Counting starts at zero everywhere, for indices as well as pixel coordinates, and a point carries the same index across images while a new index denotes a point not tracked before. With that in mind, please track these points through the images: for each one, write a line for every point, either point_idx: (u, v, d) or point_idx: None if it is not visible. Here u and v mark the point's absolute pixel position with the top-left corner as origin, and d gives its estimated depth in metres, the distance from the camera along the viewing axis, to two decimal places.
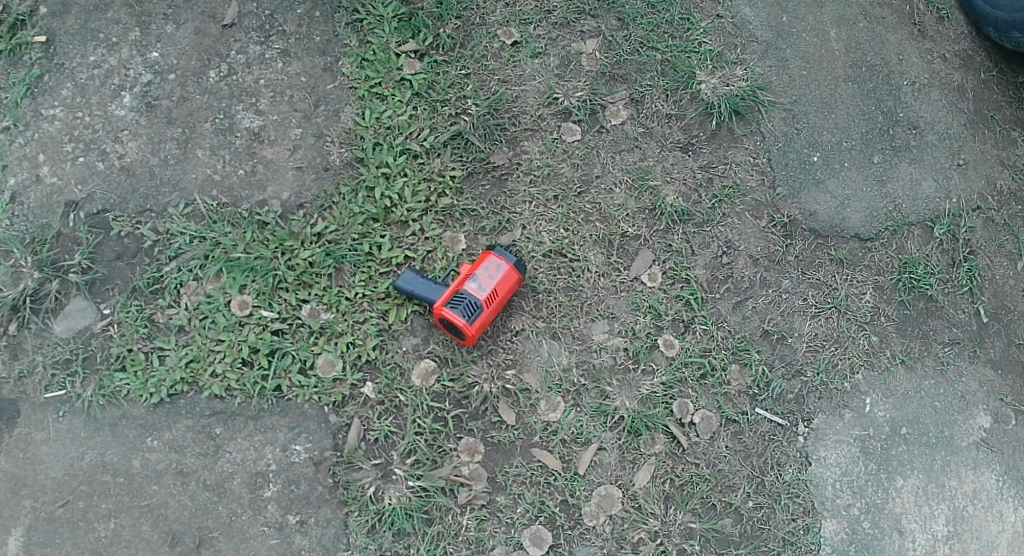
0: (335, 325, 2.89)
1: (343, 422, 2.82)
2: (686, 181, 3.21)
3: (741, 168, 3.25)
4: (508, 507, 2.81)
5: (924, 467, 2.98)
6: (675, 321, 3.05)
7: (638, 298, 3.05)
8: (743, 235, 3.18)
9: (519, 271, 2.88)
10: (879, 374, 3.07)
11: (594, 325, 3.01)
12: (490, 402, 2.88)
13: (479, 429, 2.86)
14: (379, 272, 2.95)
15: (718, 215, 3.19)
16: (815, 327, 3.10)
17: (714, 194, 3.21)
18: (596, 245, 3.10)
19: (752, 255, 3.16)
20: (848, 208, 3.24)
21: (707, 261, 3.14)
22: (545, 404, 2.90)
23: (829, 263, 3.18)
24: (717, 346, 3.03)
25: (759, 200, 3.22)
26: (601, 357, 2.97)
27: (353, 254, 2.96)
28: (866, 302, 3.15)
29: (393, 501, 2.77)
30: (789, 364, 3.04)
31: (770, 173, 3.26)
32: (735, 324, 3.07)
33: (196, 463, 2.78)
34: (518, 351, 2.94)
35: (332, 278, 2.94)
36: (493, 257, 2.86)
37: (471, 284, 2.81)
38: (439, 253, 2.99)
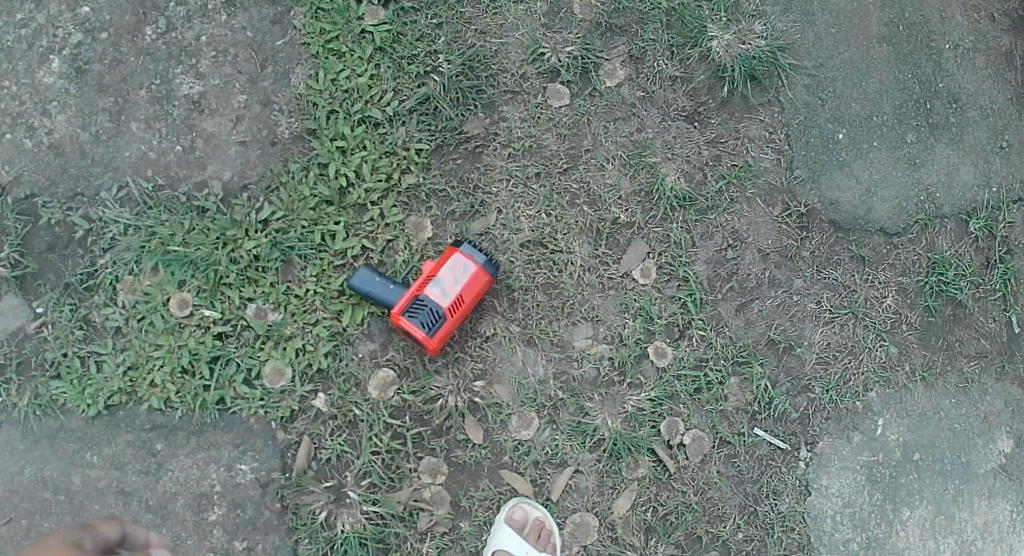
0: (283, 328, 2.60)
1: (291, 440, 2.58)
2: (691, 158, 2.82)
3: (753, 146, 2.86)
4: (472, 534, 2.59)
5: (935, 497, 2.77)
6: (669, 326, 2.75)
7: (626, 298, 2.72)
8: (752, 226, 2.84)
9: (490, 272, 2.56)
10: (894, 393, 2.81)
11: (577, 329, 2.69)
12: (454, 418, 2.60)
13: (441, 448, 2.60)
14: (333, 267, 2.63)
15: (725, 200, 2.83)
16: (827, 336, 2.81)
17: (722, 173, 2.84)
18: (581, 233, 2.73)
19: (762, 249, 2.83)
20: (874, 197, 2.87)
21: (709, 255, 2.81)
22: (517, 419, 2.63)
23: (848, 261, 2.85)
24: (715, 356, 2.75)
25: (774, 183, 2.86)
26: (582, 366, 2.68)
27: (304, 245, 2.63)
28: (888, 307, 2.84)
29: (346, 528, 2.55)
30: (795, 379, 2.78)
31: (787, 151, 2.87)
32: (736, 330, 2.79)
33: (137, 482, 2.56)
34: (489, 358, 2.64)
35: (280, 272, 2.63)
36: (458, 254, 2.54)
37: (432, 288, 2.51)
38: (401, 243, 2.65)
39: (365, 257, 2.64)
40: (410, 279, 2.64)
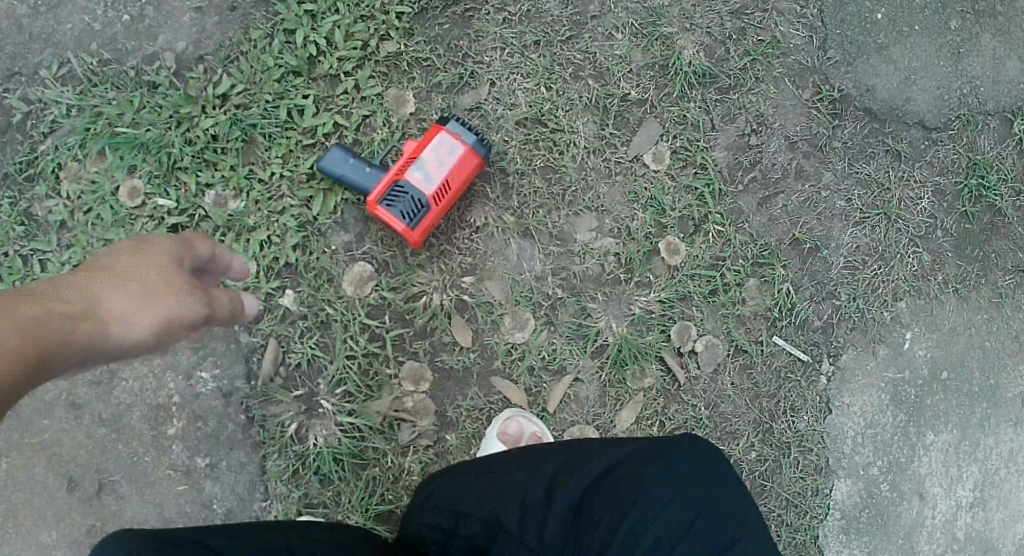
0: (246, 218, 2.28)
1: (256, 344, 2.26)
2: (712, 31, 2.49)
3: (782, 20, 2.52)
4: (460, 448, 2.31)
5: (960, 421, 2.51)
6: (683, 220, 2.44)
7: (635, 187, 2.41)
8: (779, 109, 2.50)
9: (480, 155, 2.18)
10: (925, 304, 2.52)
11: (579, 220, 2.38)
12: (440, 318, 2.30)
13: (425, 352, 2.30)
14: (302, 146, 2.31)
15: (749, 78, 2.50)
16: (857, 238, 2.50)
17: (747, 48, 2.50)
18: (586, 111, 2.40)
19: (789, 136, 2.50)
20: (913, 86, 2.54)
21: (730, 140, 2.48)
22: (511, 320, 2.33)
23: (882, 156, 2.52)
24: (734, 255, 2.45)
25: (804, 63, 2.52)
26: (584, 261, 2.37)
27: (269, 122, 2.30)
28: (923, 212, 2.52)
29: (319, 442, 2.27)
30: (820, 284, 2.48)
31: (820, 30, 2.53)
32: (759, 227, 2.47)
33: (88, 394, 2.26)
34: (479, 252, 2.32)
35: (241, 154, 2.30)
36: (445, 132, 2.17)
37: (413, 172, 2.14)
38: (380, 119, 2.32)
39: (338, 136, 2.32)
40: (390, 161, 2.32)
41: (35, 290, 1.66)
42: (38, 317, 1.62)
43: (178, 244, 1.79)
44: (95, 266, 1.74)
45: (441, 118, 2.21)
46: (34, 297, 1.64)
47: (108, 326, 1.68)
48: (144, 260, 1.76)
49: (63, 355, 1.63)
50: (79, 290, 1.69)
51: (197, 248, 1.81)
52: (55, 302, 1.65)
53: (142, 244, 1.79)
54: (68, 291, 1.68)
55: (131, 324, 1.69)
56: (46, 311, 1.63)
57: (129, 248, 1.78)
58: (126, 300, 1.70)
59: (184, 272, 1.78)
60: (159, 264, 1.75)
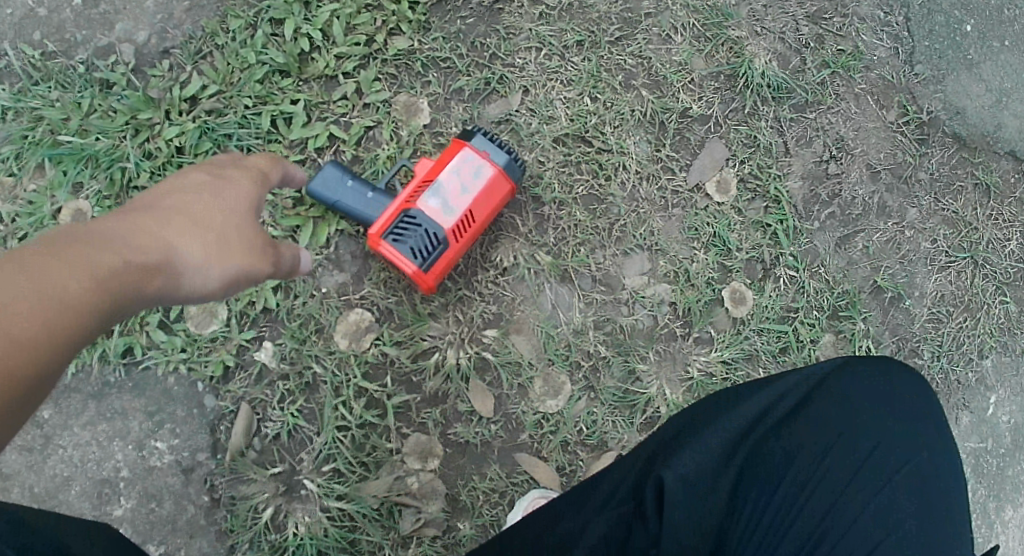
0: None
1: (224, 409, 1.81)
2: (787, 36, 2.07)
3: (864, 27, 2.10)
4: (475, 541, 1.82)
5: None
6: (750, 263, 2.00)
7: (697, 221, 1.96)
8: (862, 133, 2.07)
9: (511, 179, 1.73)
10: (1011, 363, 2.07)
11: (628, 261, 1.92)
12: (455, 380, 1.84)
13: (435, 422, 1.83)
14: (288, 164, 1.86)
15: (830, 94, 2.07)
16: (941, 285, 2.06)
17: (825, 58, 2.08)
18: (638, 127, 1.96)
19: (872, 164, 2.06)
20: (1006, 110, 2.11)
21: (806, 167, 2.05)
22: (542, 383, 1.86)
23: (972, 192, 2.08)
24: (807, 305, 2.00)
25: (888, 78, 2.09)
26: (633, 311, 1.91)
27: (249, 134, 1.86)
28: (1012, 256, 2.08)
29: (300, 531, 1.79)
30: (902, 339, 2.03)
31: (907, 42, 2.10)
32: (836, 272, 2.03)
33: (15, 464, 1.78)
34: (505, 299, 1.87)
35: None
36: (470, 150, 1.71)
37: (429, 200, 1.69)
38: (386, 131, 1.87)
39: (335, 152, 1.87)
40: (398, 184, 1.86)
41: (87, 228, 1.35)
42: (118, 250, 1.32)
43: (245, 176, 1.55)
44: (145, 204, 1.46)
45: (464, 129, 1.75)
46: (90, 234, 1.34)
47: (182, 264, 1.40)
48: (214, 194, 1.49)
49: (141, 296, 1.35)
50: (143, 225, 1.39)
51: (269, 178, 1.60)
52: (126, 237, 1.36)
53: (196, 179, 1.52)
54: (128, 228, 1.38)
55: (209, 264, 1.43)
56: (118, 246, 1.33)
57: (180, 186, 1.50)
58: (199, 242, 1.43)
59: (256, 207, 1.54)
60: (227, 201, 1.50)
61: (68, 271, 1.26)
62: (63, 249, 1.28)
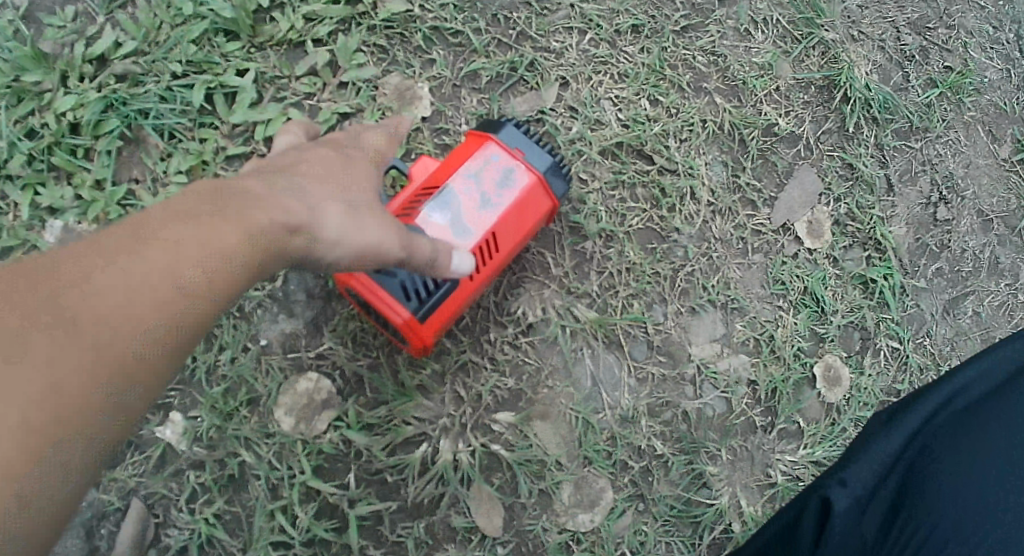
0: None
1: (110, 507, 1.25)
2: (886, 46, 1.57)
3: (972, 42, 1.60)
4: None
5: None
6: (847, 330, 1.47)
7: (785, 272, 1.44)
8: (973, 170, 1.57)
9: (549, 194, 1.22)
10: None
11: (695, 322, 1.40)
12: (451, 483, 1.29)
13: (418, 541, 1.28)
14: (229, 157, 1.32)
15: (935, 122, 1.56)
16: None
17: (930, 78, 1.58)
18: (711, 143, 1.45)
19: (981, 211, 1.56)
20: None
21: (912, 210, 1.54)
22: (573, 491, 1.32)
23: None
24: (916, 390, 1.48)
25: (999, 106, 1.60)
26: (700, 392, 1.38)
27: (172, 111, 1.32)
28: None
29: None
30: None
31: (1021, 63, 1.62)
32: (945, 347, 1.51)
33: None
34: (526, 370, 1.34)
35: (116, 161, 1.31)
36: (496, 146, 1.20)
37: (434, 213, 1.17)
38: (370, 119, 1.35)
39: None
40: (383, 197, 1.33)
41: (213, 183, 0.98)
42: (232, 226, 0.93)
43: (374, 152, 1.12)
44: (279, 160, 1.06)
45: (487, 120, 1.24)
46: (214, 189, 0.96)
47: (315, 246, 1.00)
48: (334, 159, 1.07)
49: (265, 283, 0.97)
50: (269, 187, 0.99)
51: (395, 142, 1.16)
52: (250, 200, 0.96)
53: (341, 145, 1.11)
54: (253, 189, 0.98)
55: (346, 250, 1.01)
56: (241, 218, 0.94)
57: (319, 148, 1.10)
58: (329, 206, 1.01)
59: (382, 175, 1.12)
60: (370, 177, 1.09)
61: (157, 268, 0.89)
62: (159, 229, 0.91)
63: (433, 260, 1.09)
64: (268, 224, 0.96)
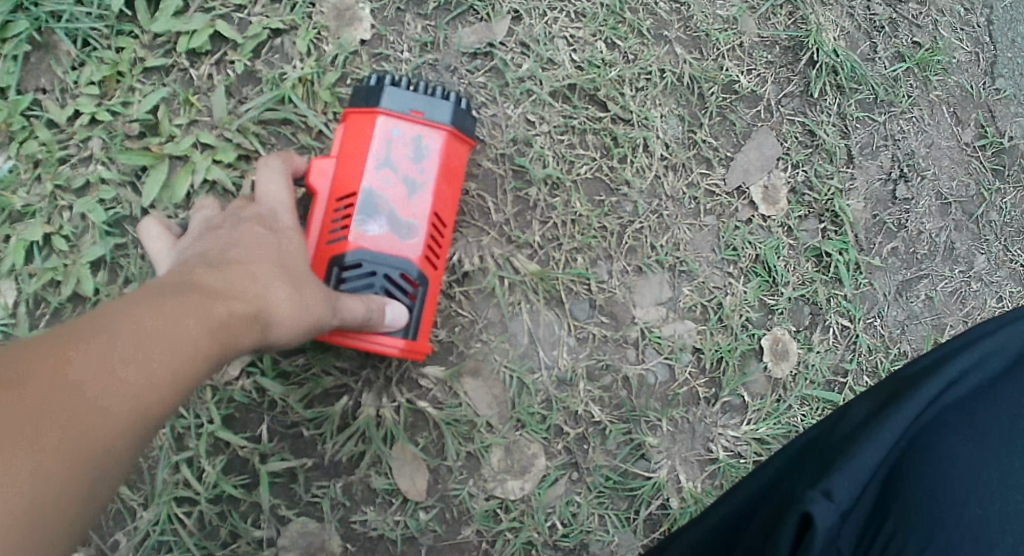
0: (11, 198, 1.16)
1: None
2: (855, 12, 1.50)
3: (942, 21, 1.54)
4: None
5: None
6: (796, 303, 1.42)
7: (737, 238, 1.37)
8: (935, 151, 1.51)
9: (461, 148, 1.17)
10: None
11: (641, 283, 1.33)
12: (371, 440, 1.20)
13: (334, 503, 1.19)
14: (146, 69, 1.21)
15: (901, 97, 1.50)
16: None
17: (898, 51, 1.51)
18: (668, 95, 1.38)
19: (941, 193, 1.51)
20: None
21: (871, 184, 1.48)
22: (503, 455, 1.24)
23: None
24: (862, 369, 1.43)
25: (969, 88, 1.54)
26: (643, 357, 1.31)
27: (88, 14, 1.19)
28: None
29: None
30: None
31: (989, 49, 1.55)
32: (896, 328, 1.46)
33: None
34: (459, 322, 1.26)
35: (22, 67, 1.18)
36: (393, 120, 1.13)
37: (367, 227, 1.12)
38: (303, 37, 1.24)
39: (218, 62, 1.23)
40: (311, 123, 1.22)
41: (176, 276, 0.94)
42: (210, 312, 0.90)
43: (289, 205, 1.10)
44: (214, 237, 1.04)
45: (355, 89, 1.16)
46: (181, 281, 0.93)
47: (277, 334, 0.97)
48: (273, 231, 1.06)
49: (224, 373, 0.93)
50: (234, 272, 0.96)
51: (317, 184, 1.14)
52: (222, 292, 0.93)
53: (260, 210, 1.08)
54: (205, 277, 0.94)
55: (296, 331, 0.99)
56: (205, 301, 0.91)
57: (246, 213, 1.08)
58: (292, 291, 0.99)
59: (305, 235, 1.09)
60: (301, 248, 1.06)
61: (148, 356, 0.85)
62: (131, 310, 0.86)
63: (364, 319, 1.07)
64: (229, 312, 0.92)
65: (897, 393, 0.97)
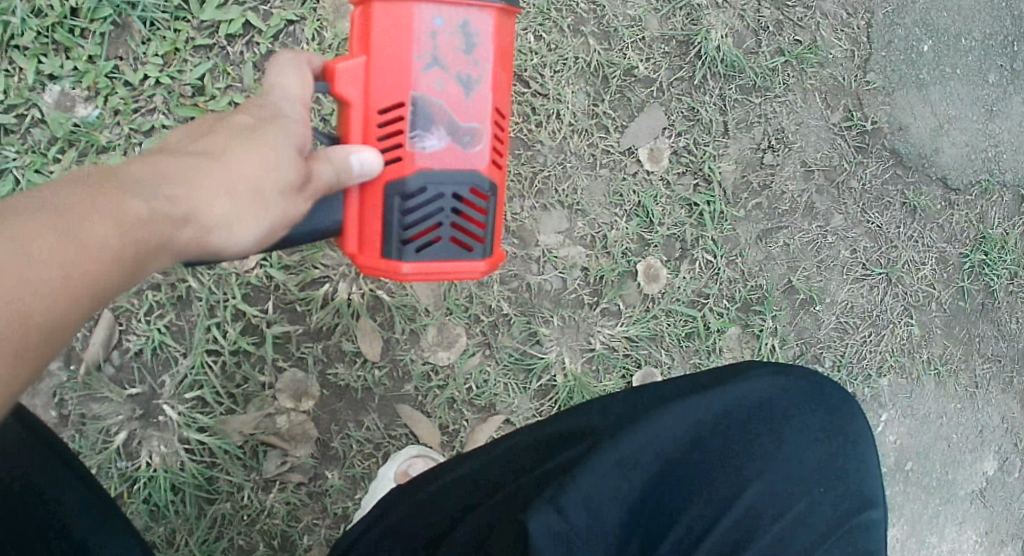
0: (97, 134, 1.62)
1: None
2: (745, 14, 1.96)
3: (825, 23, 2.00)
4: (342, 493, 1.69)
5: (913, 518, 2.02)
6: (670, 240, 1.89)
7: (623, 187, 1.85)
8: (803, 128, 1.98)
9: (507, 22, 1.40)
10: (906, 386, 2.03)
11: (545, 217, 1.81)
12: (344, 317, 1.69)
13: (315, 359, 1.69)
14: (193, 46, 1.66)
15: (776, 83, 1.97)
16: (852, 295, 2.00)
17: (780, 47, 1.97)
18: (579, 77, 1.85)
19: (805, 162, 1.98)
20: (946, 136, 2.05)
21: (742, 151, 1.95)
22: (436, 333, 1.73)
23: (898, 209, 2.02)
24: (718, 293, 1.92)
25: (840, 78, 2.00)
26: (542, 270, 1.80)
27: (154, 5, 1.65)
28: (922, 279, 2.04)
29: (154, 460, 1.64)
30: (805, 343, 1.98)
31: (865, 47, 2.01)
32: (751, 263, 1.95)
33: None
34: None
35: (106, 42, 1.64)
36: (437, 11, 1.35)
37: (433, 127, 1.36)
38: (310, 27, 1.69)
39: (248, 43, 1.68)
40: None
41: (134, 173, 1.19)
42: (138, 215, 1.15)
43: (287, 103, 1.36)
44: (207, 123, 1.31)
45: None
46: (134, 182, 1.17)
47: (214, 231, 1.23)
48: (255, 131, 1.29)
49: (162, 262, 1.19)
50: (187, 179, 1.21)
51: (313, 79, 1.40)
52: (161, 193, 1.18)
53: (262, 106, 1.34)
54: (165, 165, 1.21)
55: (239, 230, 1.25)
56: (137, 204, 1.15)
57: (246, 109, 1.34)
58: (230, 194, 1.23)
59: (297, 124, 1.34)
60: (296, 138, 1.31)
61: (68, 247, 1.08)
62: (56, 203, 1.10)
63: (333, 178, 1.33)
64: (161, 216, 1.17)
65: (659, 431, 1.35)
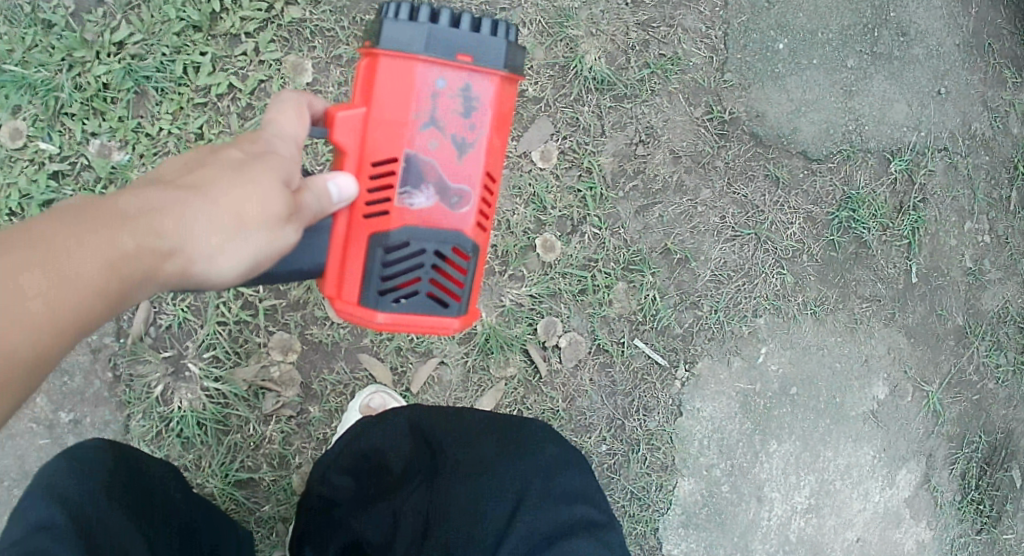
0: (129, 171, 2.23)
1: None
2: (616, 38, 2.54)
3: (687, 39, 2.58)
4: (322, 421, 2.31)
5: (804, 434, 2.61)
6: (562, 219, 2.50)
7: (520, 182, 2.48)
8: (670, 123, 2.57)
9: (501, 98, 1.88)
10: (782, 323, 2.61)
11: None
12: (315, 292, 2.31)
13: (296, 323, 2.30)
14: (193, 103, 2.26)
15: (645, 91, 2.55)
16: (726, 253, 2.59)
17: (647, 61, 2.55)
18: None
19: (674, 150, 2.56)
20: (803, 118, 2.63)
21: (618, 147, 2.54)
22: None
23: (761, 179, 2.60)
24: (606, 258, 2.52)
25: (700, 81, 2.58)
26: None
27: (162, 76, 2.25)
28: (790, 237, 2.61)
29: (184, 405, 2.26)
30: (684, 292, 2.56)
31: (722, 53, 2.60)
32: (634, 233, 2.54)
33: None
34: None
35: (131, 105, 2.25)
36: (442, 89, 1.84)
37: (418, 182, 1.85)
38: (276, 84, 2.28)
39: (233, 97, 2.28)
40: None
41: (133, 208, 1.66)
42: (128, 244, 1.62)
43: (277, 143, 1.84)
44: (201, 156, 1.78)
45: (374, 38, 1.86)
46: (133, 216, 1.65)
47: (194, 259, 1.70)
48: (239, 168, 1.75)
49: (142, 287, 1.65)
50: (176, 213, 1.68)
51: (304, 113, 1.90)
52: (153, 229, 1.65)
53: (260, 145, 1.81)
54: (157, 203, 1.67)
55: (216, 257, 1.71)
56: (127, 238, 1.62)
57: (239, 143, 1.81)
58: (209, 230, 1.70)
59: (281, 161, 1.80)
60: (277, 173, 1.77)
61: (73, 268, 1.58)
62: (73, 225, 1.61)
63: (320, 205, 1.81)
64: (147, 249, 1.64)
65: (466, 457, 2.01)
